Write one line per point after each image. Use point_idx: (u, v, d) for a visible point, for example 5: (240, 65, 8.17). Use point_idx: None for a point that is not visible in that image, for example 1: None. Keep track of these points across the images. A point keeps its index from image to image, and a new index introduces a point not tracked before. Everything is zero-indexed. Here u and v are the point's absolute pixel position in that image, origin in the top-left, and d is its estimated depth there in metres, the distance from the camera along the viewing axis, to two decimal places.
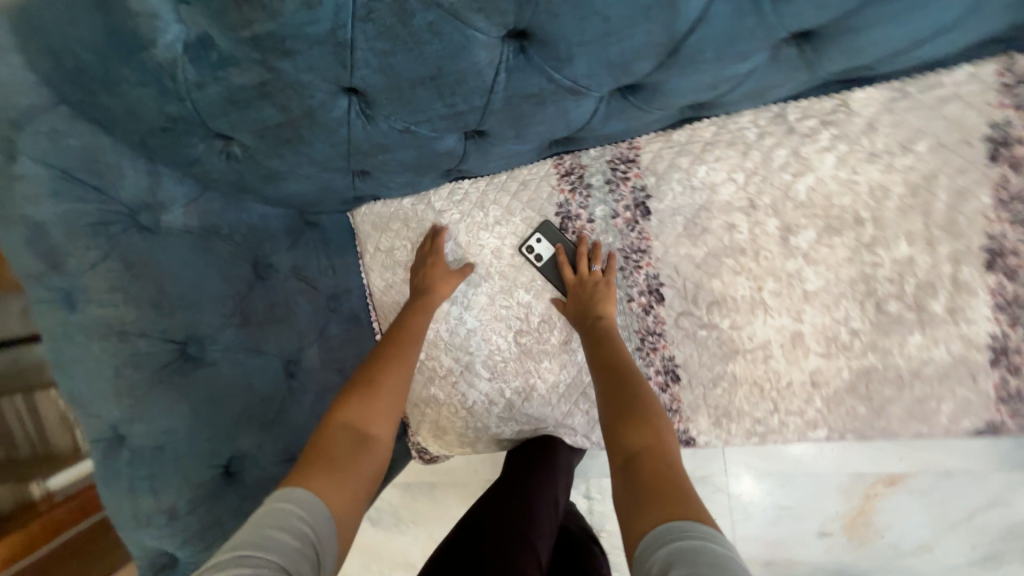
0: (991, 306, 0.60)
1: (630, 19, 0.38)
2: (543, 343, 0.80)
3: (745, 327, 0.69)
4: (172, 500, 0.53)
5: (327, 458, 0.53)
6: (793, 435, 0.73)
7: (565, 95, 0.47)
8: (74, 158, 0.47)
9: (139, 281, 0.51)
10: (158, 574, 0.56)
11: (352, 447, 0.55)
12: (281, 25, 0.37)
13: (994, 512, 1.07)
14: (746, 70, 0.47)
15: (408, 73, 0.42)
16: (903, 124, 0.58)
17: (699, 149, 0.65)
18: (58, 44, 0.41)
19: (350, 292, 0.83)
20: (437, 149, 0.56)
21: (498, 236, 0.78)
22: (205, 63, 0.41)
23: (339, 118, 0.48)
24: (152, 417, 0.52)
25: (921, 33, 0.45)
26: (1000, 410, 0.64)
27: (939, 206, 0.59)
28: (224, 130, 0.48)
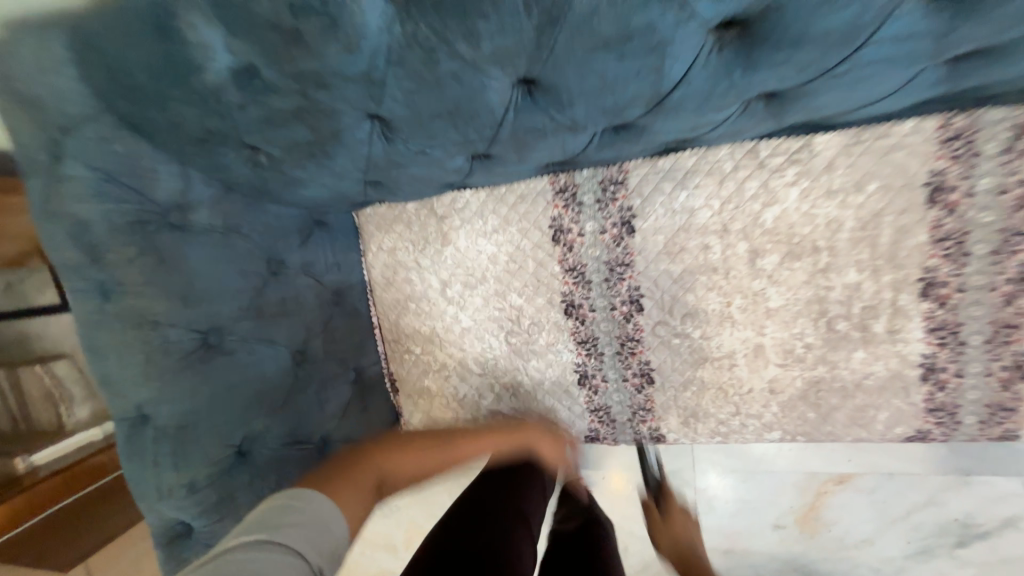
0: (924, 329, 0.69)
1: (623, 78, 0.44)
2: (532, 344, 0.87)
3: (714, 338, 0.77)
4: (192, 475, 0.58)
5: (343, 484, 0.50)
6: (751, 435, 0.82)
7: (564, 130, 0.53)
8: (116, 161, 0.51)
9: (170, 274, 0.55)
10: (175, 541, 0.61)
11: None
12: (321, 63, 0.43)
13: (931, 511, 1.18)
14: (722, 118, 0.54)
15: (428, 107, 0.47)
16: (858, 167, 0.66)
17: (681, 176, 0.72)
18: (116, 63, 0.46)
19: (352, 288, 0.88)
20: (445, 167, 0.62)
21: (495, 244, 0.84)
22: (249, 88, 0.46)
23: (362, 139, 0.53)
24: (176, 399, 0.57)
25: (870, 98, 0.52)
26: (928, 420, 0.73)
27: (884, 240, 0.68)
28: (256, 143, 0.53)
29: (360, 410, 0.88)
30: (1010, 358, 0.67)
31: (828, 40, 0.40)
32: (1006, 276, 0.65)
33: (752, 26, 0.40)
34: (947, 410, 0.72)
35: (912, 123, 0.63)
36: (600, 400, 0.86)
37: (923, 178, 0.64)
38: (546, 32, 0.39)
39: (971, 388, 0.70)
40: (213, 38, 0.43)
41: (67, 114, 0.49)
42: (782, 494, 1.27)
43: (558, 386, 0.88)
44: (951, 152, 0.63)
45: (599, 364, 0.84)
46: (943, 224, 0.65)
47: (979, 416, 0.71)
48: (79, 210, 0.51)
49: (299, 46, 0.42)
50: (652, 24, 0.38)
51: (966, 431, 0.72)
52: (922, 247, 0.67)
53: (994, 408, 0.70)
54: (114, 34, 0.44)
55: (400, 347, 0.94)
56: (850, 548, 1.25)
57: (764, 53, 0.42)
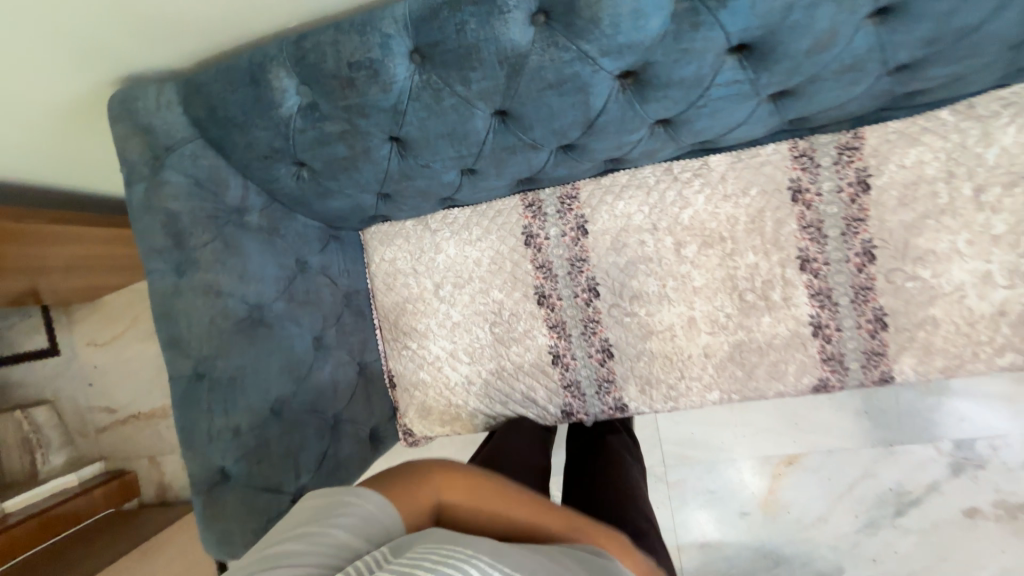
0: (807, 294, 0.91)
1: (564, 109, 0.67)
2: (513, 333, 1.04)
3: (656, 314, 0.97)
4: (237, 420, 0.71)
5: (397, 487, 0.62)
6: (696, 396, 0.99)
7: (528, 149, 0.76)
8: (202, 172, 0.70)
9: (232, 257, 0.72)
10: (214, 487, 0.71)
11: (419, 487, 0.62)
12: (364, 100, 0.64)
13: (869, 483, 1.34)
14: (636, 141, 0.78)
15: (434, 131, 0.69)
16: (742, 177, 0.92)
17: (618, 189, 0.96)
18: (216, 103, 0.66)
19: (358, 292, 1.05)
20: (442, 181, 0.83)
21: (479, 249, 1.04)
22: (310, 118, 0.67)
23: (384, 156, 0.74)
24: (230, 355, 0.71)
25: (730, 125, 0.76)
26: (825, 368, 0.93)
27: (768, 229, 0.92)
28: (305, 160, 0.73)
29: (365, 398, 1.00)
30: (871, 312, 0.90)
31: (686, 84, 0.65)
32: (854, 251, 0.89)
33: (640, 76, 0.65)
34: (837, 359, 0.92)
35: (772, 146, 0.90)
36: (571, 376, 1.02)
37: (787, 184, 0.90)
38: (514, 78, 0.62)
39: (850, 339, 0.91)
40: (291, 85, 0.64)
41: (171, 138, 0.68)
42: (744, 481, 1.41)
43: (536, 368, 1.04)
44: (801, 165, 0.89)
45: (568, 344, 1.02)
46: (806, 215, 0.90)
47: (860, 361, 0.91)
48: (172, 207, 0.69)
49: (352, 89, 0.63)
50: (578, 74, 0.62)
51: (854, 376, 0.93)
52: (795, 233, 0.91)
53: (869, 354, 0.91)
54: (220, 84, 0.65)
55: (398, 345, 1.09)
56: (809, 527, 1.37)
57: (651, 92, 0.66)
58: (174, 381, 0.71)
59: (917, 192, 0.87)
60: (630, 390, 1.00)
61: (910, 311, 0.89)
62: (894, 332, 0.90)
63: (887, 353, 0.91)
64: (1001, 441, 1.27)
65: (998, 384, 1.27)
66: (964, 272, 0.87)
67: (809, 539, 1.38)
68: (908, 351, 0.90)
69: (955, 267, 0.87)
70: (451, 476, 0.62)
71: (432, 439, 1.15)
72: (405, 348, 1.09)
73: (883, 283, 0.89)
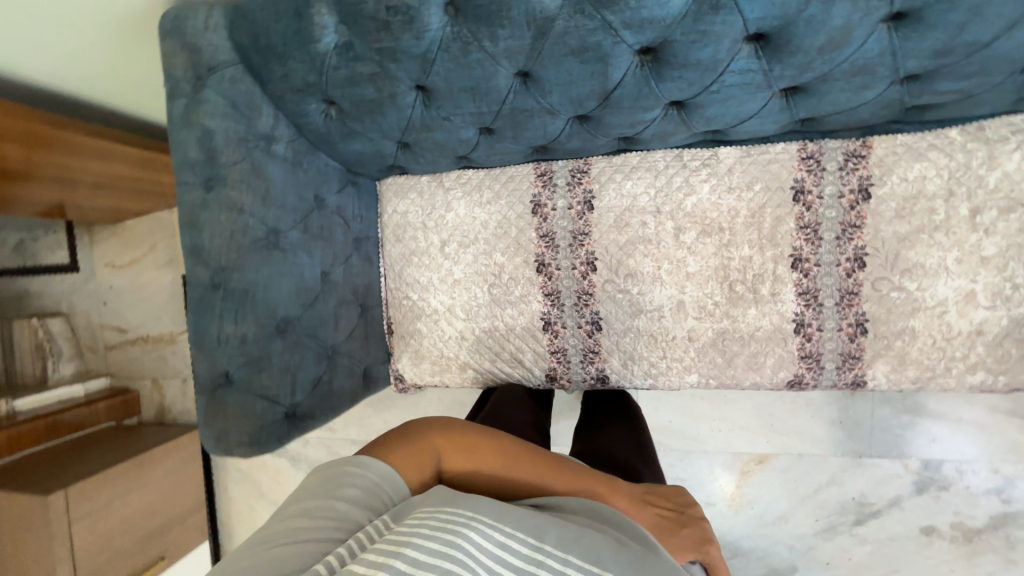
0: (794, 292, 0.95)
1: (583, 78, 0.71)
2: (510, 296, 1.09)
3: (648, 294, 1.01)
4: (246, 329, 0.77)
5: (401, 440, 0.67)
6: (675, 377, 1.03)
7: (545, 114, 0.79)
8: (239, 95, 0.74)
9: (256, 180, 0.77)
10: (216, 387, 0.78)
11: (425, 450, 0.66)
12: (397, 45, 0.69)
13: (834, 490, 1.39)
14: (650, 120, 0.81)
15: (458, 84, 0.73)
16: (748, 172, 0.95)
17: (628, 169, 0.99)
18: (260, 31, 0.71)
19: (369, 238, 1.10)
20: (460, 137, 0.87)
21: (488, 212, 1.08)
22: (343, 57, 0.71)
23: (409, 103, 0.78)
24: (245, 270, 0.77)
25: (742, 115, 0.79)
26: (802, 365, 0.97)
27: (767, 225, 0.95)
28: (335, 99, 0.78)
29: (363, 338, 1.06)
30: (853, 317, 0.93)
31: (702, 66, 0.68)
32: (846, 255, 0.92)
33: (659, 53, 0.68)
34: (815, 358, 0.96)
35: (781, 145, 0.93)
36: (560, 344, 1.07)
37: (791, 183, 0.93)
38: (539, 40, 0.66)
39: (831, 340, 0.95)
40: (332, 23, 0.69)
41: (215, 60, 0.72)
42: (714, 473, 1.46)
43: (527, 332, 1.09)
44: (807, 167, 0.92)
45: (561, 313, 1.07)
46: (805, 216, 0.93)
47: (836, 362, 0.95)
48: (209, 125, 0.74)
49: (387, 32, 0.68)
50: (600, 43, 0.66)
51: (829, 376, 0.97)
52: (791, 231, 0.94)
53: (846, 356, 0.95)
54: (265, 14, 0.70)
55: (400, 294, 1.14)
56: (770, 525, 1.42)
57: (667, 71, 0.70)
58: (192, 286, 0.77)
59: (916, 206, 0.89)
60: (614, 363, 1.05)
61: (891, 320, 0.92)
62: (872, 338, 0.93)
63: (863, 358, 0.94)
64: (968, 466, 1.31)
65: (974, 411, 1.29)
66: (949, 289, 0.89)
67: (769, 536, 1.43)
68: (883, 358, 0.94)
69: (941, 283, 0.90)
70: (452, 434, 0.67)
71: (421, 388, 1.21)
72: (406, 298, 1.14)
73: (869, 290, 0.92)
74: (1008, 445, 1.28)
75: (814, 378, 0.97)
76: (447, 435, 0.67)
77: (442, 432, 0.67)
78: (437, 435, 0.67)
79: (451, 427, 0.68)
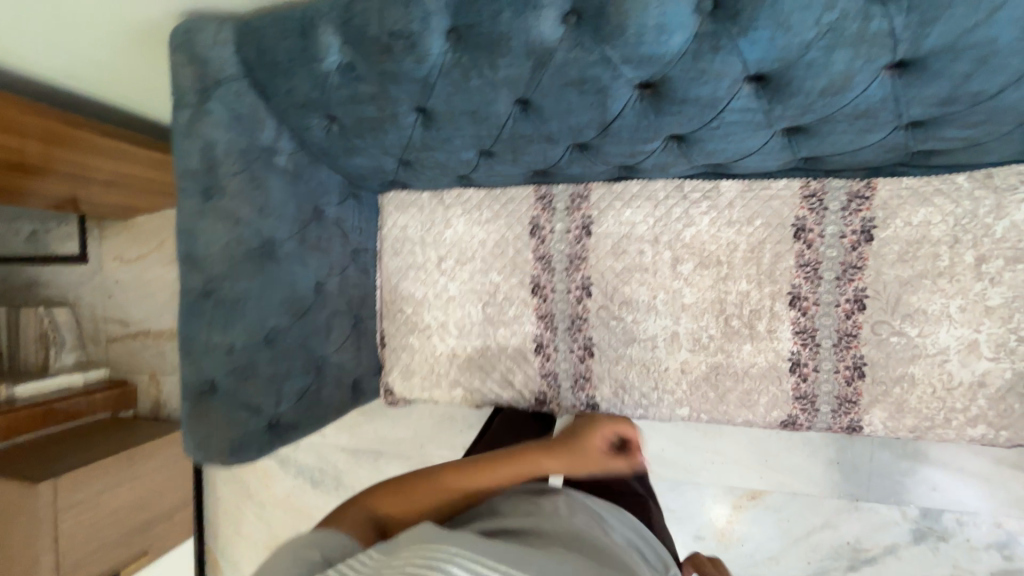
0: (791, 331, 0.93)
1: (582, 109, 0.71)
2: (504, 316, 1.08)
3: (642, 323, 1.00)
4: (234, 338, 0.77)
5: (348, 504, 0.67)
6: (666, 409, 1.01)
7: (544, 141, 0.79)
8: (242, 109, 0.76)
9: (254, 192, 0.78)
10: (201, 396, 0.77)
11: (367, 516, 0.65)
12: (397, 68, 0.69)
13: (828, 533, 1.35)
14: (650, 152, 0.81)
15: (458, 108, 0.74)
16: (749, 206, 0.94)
17: (628, 197, 0.99)
18: (266, 48, 0.72)
19: (367, 250, 1.10)
20: (460, 157, 0.87)
21: (486, 231, 1.08)
22: (345, 77, 0.72)
23: (409, 124, 0.79)
24: (238, 278, 0.77)
25: (742, 151, 0.78)
26: (796, 406, 0.95)
27: (765, 261, 0.94)
28: (337, 116, 0.79)
29: (355, 350, 1.06)
30: (851, 359, 0.91)
31: (701, 103, 0.68)
32: (846, 297, 0.91)
33: (658, 88, 0.68)
34: (811, 399, 0.94)
35: (783, 181, 0.92)
36: (552, 368, 1.06)
37: (792, 220, 0.92)
38: (538, 70, 0.67)
39: (828, 381, 0.93)
40: (335, 44, 0.70)
41: (221, 73, 0.74)
42: (704, 507, 1.43)
43: (519, 353, 1.08)
44: (809, 205, 0.91)
45: (554, 336, 1.06)
46: (805, 254, 0.92)
47: (832, 406, 0.93)
48: (211, 136, 0.75)
49: (389, 56, 0.68)
50: (598, 76, 0.66)
51: (824, 419, 0.94)
52: (790, 269, 0.93)
53: (842, 400, 0.93)
54: (272, 32, 0.71)
55: (394, 309, 1.14)
56: (760, 565, 1.38)
57: (666, 106, 0.69)
58: (185, 294, 0.77)
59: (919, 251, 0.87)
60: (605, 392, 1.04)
61: (890, 365, 0.90)
62: (869, 383, 0.91)
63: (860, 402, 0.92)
64: (970, 518, 1.26)
65: (976, 460, 1.25)
66: (951, 337, 0.87)
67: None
68: (881, 404, 0.91)
69: (943, 330, 0.87)
70: (382, 492, 0.69)
71: (410, 403, 1.20)
72: (401, 313, 1.14)
73: (867, 333, 0.90)
74: (1012, 499, 1.24)
75: (809, 420, 0.95)
76: (383, 492, 0.69)
77: (376, 492, 0.69)
78: (377, 494, 0.69)
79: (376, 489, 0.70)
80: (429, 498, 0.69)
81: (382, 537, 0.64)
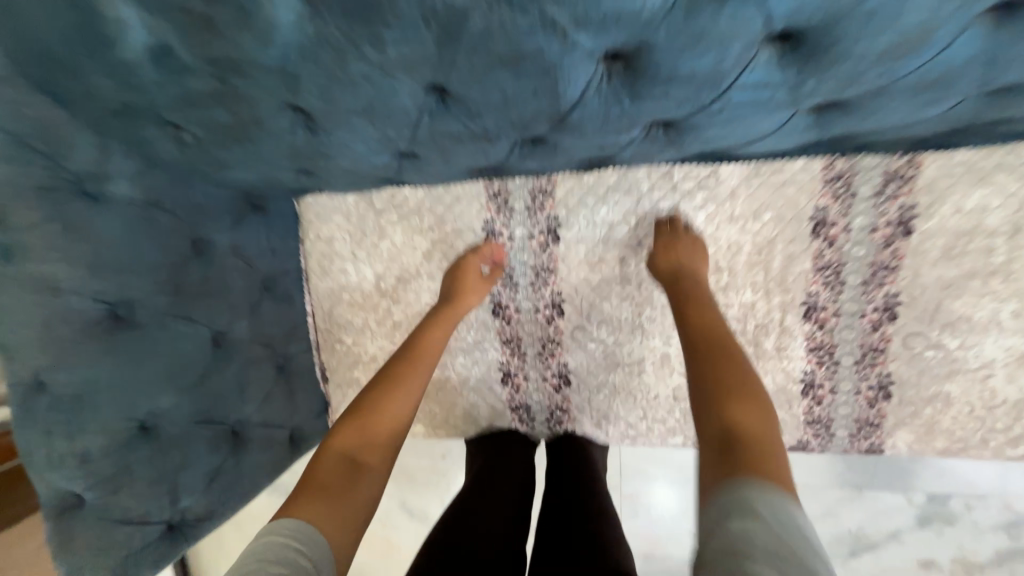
0: (805, 348, 0.77)
1: (524, 96, 0.48)
2: (461, 343, 0.90)
3: (625, 344, 0.83)
4: (87, 444, 0.58)
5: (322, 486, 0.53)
6: (657, 439, 0.87)
7: (479, 139, 0.57)
8: (23, 125, 0.50)
9: (78, 242, 0.56)
10: (59, 520, 0.58)
11: (343, 473, 0.55)
12: (235, 51, 0.45)
13: (829, 522, 1.28)
14: (627, 142, 0.59)
15: (344, 104, 0.50)
16: (755, 197, 0.73)
17: (602, 191, 0.78)
18: (25, 28, 0.45)
19: (286, 274, 0.89)
20: (373, 162, 0.64)
21: (430, 242, 0.87)
22: (164, 68, 0.48)
23: (285, 128, 0.55)
24: (73, 367, 0.56)
25: (752, 135, 0.57)
26: (807, 431, 0.81)
27: (775, 265, 0.75)
28: (179, 122, 0.55)
29: (285, 396, 0.89)
30: (876, 378, 0.76)
31: (698, 80, 0.45)
32: (875, 305, 0.73)
33: (634, 61, 0.45)
34: (826, 424, 0.80)
35: (801, 161, 0.71)
36: (522, 400, 0.90)
37: (809, 213, 0.72)
38: (448, 43, 0.43)
39: (846, 403, 0.78)
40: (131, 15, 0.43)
41: None
42: None
43: (483, 385, 0.91)
44: (833, 192, 0.71)
45: (523, 364, 0.88)
46: (824, 254, 0.73)
47: (850, 430, 0.79)
48: None
49: (215, 33, 0.44)
50: (541, 49, 0.43)
51: (840, 444, 0.81)
52: (806, 274, 0.74)
53: (862, 423, 0.78)
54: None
55: (331, 339, 0.95)
56: None
57: (646, 86, 0.47)
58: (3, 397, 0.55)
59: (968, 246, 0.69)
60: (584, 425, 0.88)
61: (921, 383, 0.75)
62: (896, 404, 0.76)
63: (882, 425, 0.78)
64: (978, 502, 1.20)
65: None
66: (998, 349, 0.71)
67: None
68: (907, 427, 0.77)
69: (990, 341, 0.71)
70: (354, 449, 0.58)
71: None
72: (339, 344, 0.95)
73: (898, 347, 0.74)
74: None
75: (823, 445, 0.81)
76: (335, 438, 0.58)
77: (333, 439, 0.58)
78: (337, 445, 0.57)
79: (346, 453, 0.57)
80: (396, 408, 0.62)
81: (357, 469, 0.56)
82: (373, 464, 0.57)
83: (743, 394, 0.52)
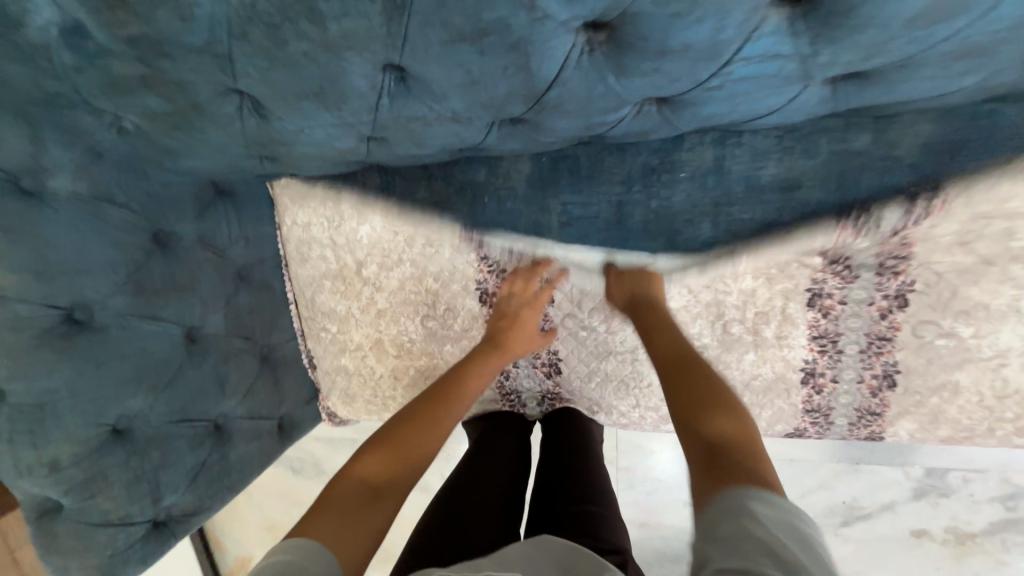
0: (809, 336, 0.73)
1: (493, 75, 0.42)
2: (448, 331, 0.87)
3: (618, 333, 0.80)
4: (54, 453, 0.56)
5: (336, 507, 0.53)
6: (648, 425, 0.85)
7: (449, 121, 0.51)
8: None
9: (20, 244, 0.52)
10: (43, 518, 0.60)
11: (360, 495, 0.55)
12: (155, 31, 0.39)
13: (824, 494, 1.29)
14: (616, 121, 0.53)
15: (289, 87, 0.44)
16: (760, 175, 0.67)
17: (593, 171, 0.72)
18: None
19: (263, 263, 0.85)
20: (337, 148, 0.58)
21: (412, 227, 0.82)
22: (81, 51, 0.42)
23: (231, 113, 0.49)
24: (30, 377, 0.54)
25: (759, 111, 0.50)
26: (805, 420, 0.78)
27: (780, 249, 0.69)
28: (113, 109, 0.49)
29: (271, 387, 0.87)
30: (882, 367, 0.72)
31: (692, 54, 0.39)
32: (886, 294, 0.68)
33: (617, 31, 0.38)
34: (825, 412, 0.77)
35: (812, 135, 0.64)
36: (512, 388, 0.88)
37: (819, 193, 0.66)
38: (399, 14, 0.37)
39: (848, 392, 0.75)
40: None
41: None
42: None
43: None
44: (846, 170, 0.64)
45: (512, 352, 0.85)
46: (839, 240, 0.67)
47: (850, 418, 0.76)
48: None
49: (127, 8, 0.38)
50: (506, 20, 0.36)
51: (840, 432, 0.78)
52: (813, 259, 0.69)
53: (864, 412, 0.75)
54: None
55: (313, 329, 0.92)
56: None
57: (633, 59, 0.40)
58: None
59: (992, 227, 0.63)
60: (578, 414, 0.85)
61: (929, 372, 0.71)
62: (900, 393, 0.73)
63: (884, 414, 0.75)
64: (976, 475, 1.20)
65: None
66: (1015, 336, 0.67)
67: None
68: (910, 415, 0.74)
69: (1006, 329, 0.67)
70: (372, 456, 0.59)
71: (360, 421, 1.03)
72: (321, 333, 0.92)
73: (906, 336, 0.70)
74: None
75: (821, 433, 0.79)
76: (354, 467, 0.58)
77: (355, 468, 0.58)
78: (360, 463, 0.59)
79: (378, 456, 0.60)
80: (418, 439, 0.62)
81: (377, 499, 0.55)
82: (391, 495, 0.56)
83: (720, 405, 0.53)
